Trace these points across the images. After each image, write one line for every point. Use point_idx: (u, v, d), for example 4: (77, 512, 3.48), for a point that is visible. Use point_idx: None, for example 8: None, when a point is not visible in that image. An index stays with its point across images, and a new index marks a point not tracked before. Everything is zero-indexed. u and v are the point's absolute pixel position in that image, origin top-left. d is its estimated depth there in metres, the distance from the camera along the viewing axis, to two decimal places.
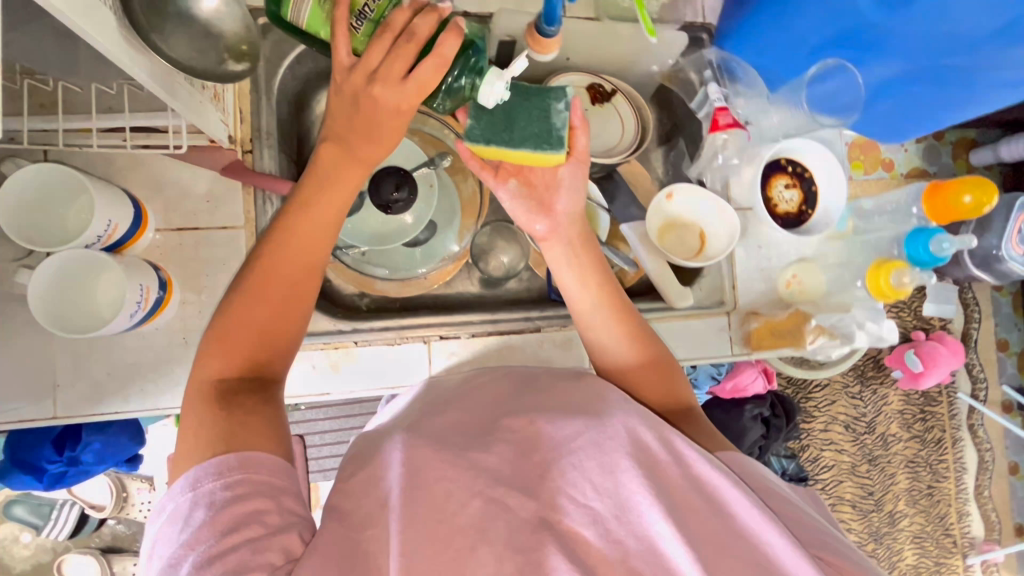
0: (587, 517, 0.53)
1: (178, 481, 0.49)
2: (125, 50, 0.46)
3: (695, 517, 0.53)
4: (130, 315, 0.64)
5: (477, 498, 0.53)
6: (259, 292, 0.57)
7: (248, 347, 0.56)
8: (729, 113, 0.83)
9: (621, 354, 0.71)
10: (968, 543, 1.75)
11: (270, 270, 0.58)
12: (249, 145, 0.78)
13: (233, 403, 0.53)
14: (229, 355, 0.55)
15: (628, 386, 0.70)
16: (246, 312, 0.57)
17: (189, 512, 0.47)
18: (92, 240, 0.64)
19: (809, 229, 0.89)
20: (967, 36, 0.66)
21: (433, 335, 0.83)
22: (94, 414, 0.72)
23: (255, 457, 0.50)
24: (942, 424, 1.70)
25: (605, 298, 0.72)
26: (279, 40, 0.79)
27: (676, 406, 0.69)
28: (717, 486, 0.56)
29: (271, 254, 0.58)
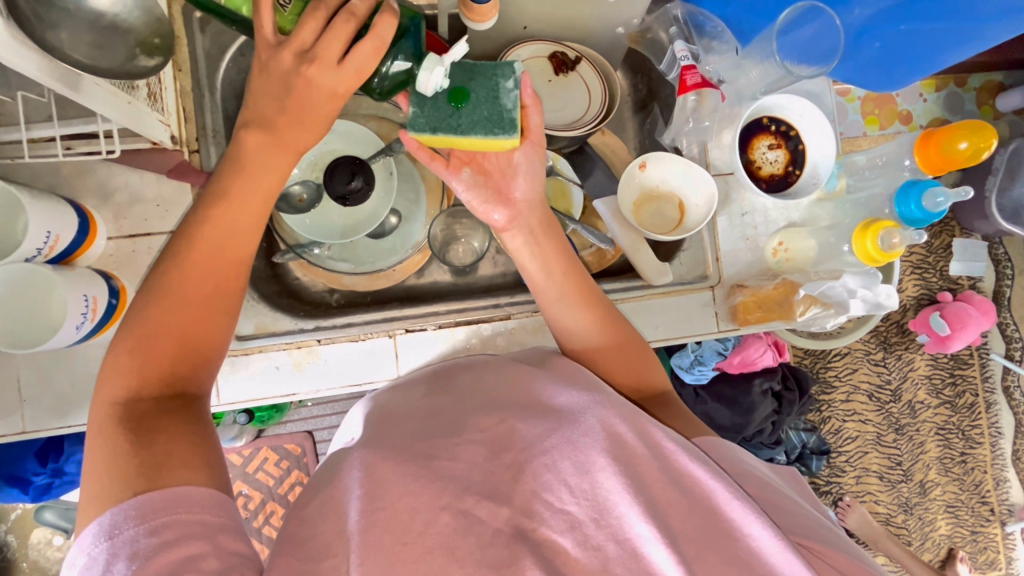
0: (565, 523, 0.48)
1: (92, 532, 0.44)
2: (11, 47, 0.43)
3: (675, 513, 0.50)
4: (76, 326, 0.63)
5: (444, 514, 0.48)
6: (177, 296, 0.54)
7: (164, 361, 0.53)
8: (697, 71, 0.77)
9: (590, 340, 0.67)
10: (1007, 511, 1.66)
11: (185, 278, 0.55)
12: (195, 145, 0.76)
13: (149, 424, 0.50)
14: (141, 370, 0.52)
15: (600, 372, 0.66)
16: (168, 319, 0.54)
17: (110, 565, 0.43)
18: (33, 253, 0.62)
19: (797, 192, 0.83)
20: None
21: (398, 329, 0.80)
22: (61, 427, 0.72)
23: (180, 495, 0.46)
24: (974, 388, 1.61)
25: (572, 286, 0.69)
26: (219, 32, 0.76)
27: (650, 391, 0.66)
28: (697, 479, 0.52)
29: (193, 261, 0.55)
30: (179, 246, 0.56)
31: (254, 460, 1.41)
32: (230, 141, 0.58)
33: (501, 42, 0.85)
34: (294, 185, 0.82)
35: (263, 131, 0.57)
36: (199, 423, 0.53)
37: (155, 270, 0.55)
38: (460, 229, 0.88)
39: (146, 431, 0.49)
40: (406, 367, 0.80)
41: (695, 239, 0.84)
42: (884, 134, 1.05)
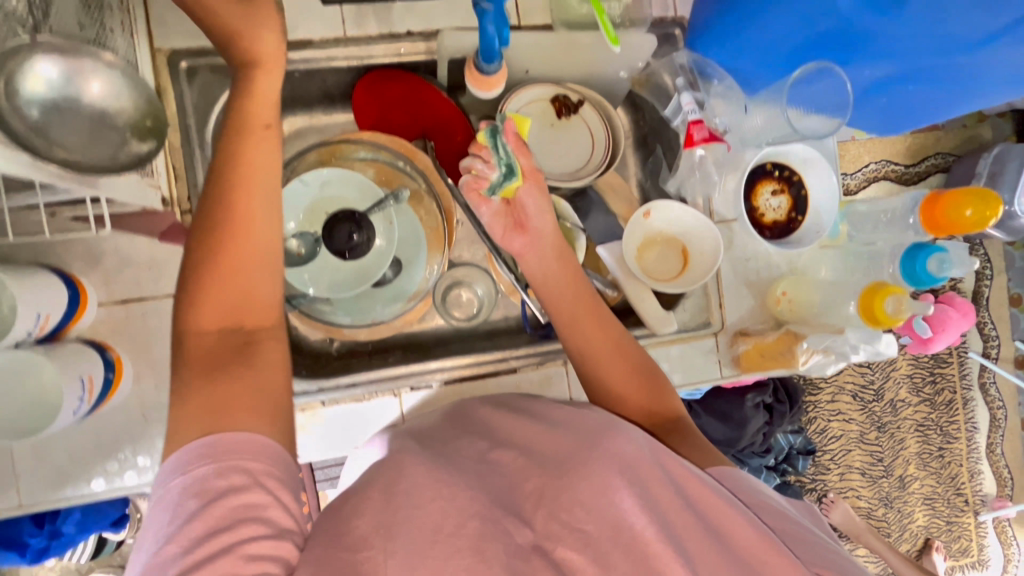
0: (580, 541, 0.46)
1: (169, 460, 0.44)
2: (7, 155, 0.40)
3: (691, 535, 0.47)
4: (74, 411, 0.61)
5: (473, 519, 0.46)
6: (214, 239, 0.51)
7: (221, 299, 0.50)
8: (704, 125, 0.74)
9: (603, 364, 0.68)
10: (980, 501, 1.73)
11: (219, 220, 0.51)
12: (188, 205, 0.73)
13: (211, 366, 0.48)
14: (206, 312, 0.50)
15: (612, 395, 0.67)
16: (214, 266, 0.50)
17: (180, 501, 0.43)
18: (25, 336, 0.59)
19: (800, 240, 0.82)
20: (967, 40, 0.59)
21: (403, 387, 0.81)
22: (60, 499, 0.70)
23: (240, 441, 0.45)
24: (952, 385, 1.65)
25: (583, 308, 0.70)
26: (207, 83, 0.72)
27: (661, 416, 0.65)
28: (710, 504, 0.50)
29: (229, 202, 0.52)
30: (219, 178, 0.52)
31: None
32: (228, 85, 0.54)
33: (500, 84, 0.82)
34: (291, 240, 0.79)
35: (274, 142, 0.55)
36: (265, 369, 0.50)
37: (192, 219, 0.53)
38: (463, 274, 0.87)
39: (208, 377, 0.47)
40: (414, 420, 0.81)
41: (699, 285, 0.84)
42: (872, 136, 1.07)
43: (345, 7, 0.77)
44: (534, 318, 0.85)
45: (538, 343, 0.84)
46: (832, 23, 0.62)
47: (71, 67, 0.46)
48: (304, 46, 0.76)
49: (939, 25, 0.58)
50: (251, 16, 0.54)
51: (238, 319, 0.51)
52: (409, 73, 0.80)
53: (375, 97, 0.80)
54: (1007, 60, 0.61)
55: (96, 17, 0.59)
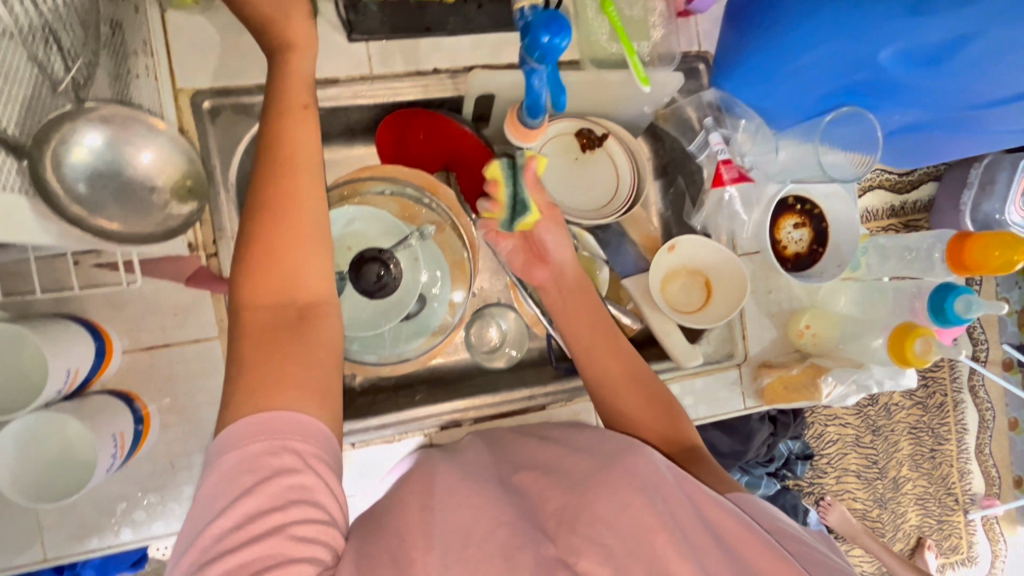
0: (600, 554, 0.48)
1: (231, 429, 0.44)
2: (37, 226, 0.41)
3: (707, 554, 0.49)
4: (108, 468, 0.60)
5: (502, 528, 0.49)
6: (259, 225, 0.50)
7: (272, 279, 0.49)
8: (734, 165, 0.75)
9: (618, 387, 0.69)
10: (970, 500, 1.77)
11: (268, 206, 0.50)
12: (213, 249, 0.71)
13: (266, 341, 0.48)
14: (257, 292, 0.49)
15: (626, 419, 0.68)
16: (262, 257, 0.49)
17: (234, 474, 0.43)
18: (54, 395, 0.58)
19: (822, 272, 0.83)
20: (993, 96, 0.62)
21: (432, 426, 0.80)
22: (85, 552, 0.69)
23: (294, 422, 0.45)
24: (942, 388, 1.68)
25: (597, 333, 0.71)
26: (231, 122, 0.71)
27: (676, 445, 0.66)
28: (726, 524, 0.51)
29: (278, 186, 0.50)
30: (268, 159, 0.51)
31: None
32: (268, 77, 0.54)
33: None
34: None
35: (314, 123, 0.54)
36: (315, 357, 0.48)
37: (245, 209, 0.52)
38: (492, 311, 0.87)
39: (266, 351, 0.47)
40: None
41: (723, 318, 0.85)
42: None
43: (371, 44, 0.76)
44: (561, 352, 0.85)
45: (565, 379, 0.84)
46: (869, 72, 0.64)
47: (116, 136, 0.46)
48: (330, 85, 0.74)
49: (975, 81, 0.60)
50: (285, 14, 0.53)
51: (294, 290, 0.50)
52: (434, 110, 0.79)
53: (400, 134, 0.79)
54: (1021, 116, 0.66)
55: (123, 66, 0.58)
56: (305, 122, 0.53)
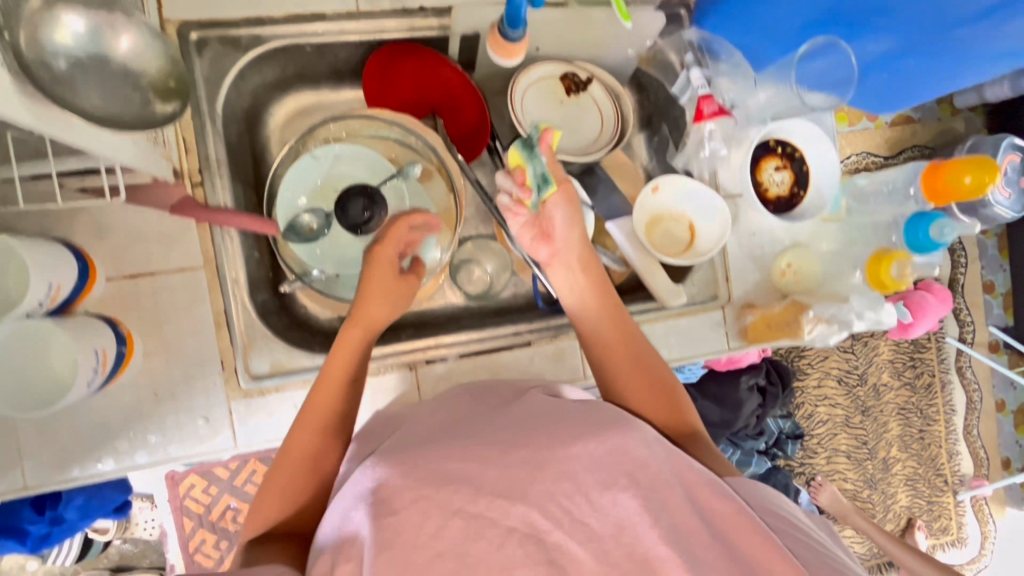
0: (585, 534, 0.45)
1: None
2: (18, 104, 0.40)
3: (698, 541, 0.46)
4: (88, 383, 0.60)
5: (455, 517, 0.45)
6: (302, 419, 0.62)
7: (298, 478, 0.60)
8: (713, 100, 0.77)
9: (623, 373, 0.68)
10: (958, 480, 1.73)
11: (295, 459, 0.61)
12: (198, 177, 0.71)
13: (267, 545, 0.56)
14: (283, 498, 0.59)
15: (630, 404, 0.67)
16: (296, 443, 0.61)
17: None
18: (35, 307, 0.57)
19: (802, 212, 0.84)
20: (968, 9, 0.63)
21: (419, 359, 0.80)
22: (67, 480, 0.68)
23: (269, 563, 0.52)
24: (931, 369, 1.64)
25: (607, 316, 0.70)
26: (218, 55, 0.71)
27: (675, 427, 0.66)
28: (720, 510, 0.49)
29: (303, 427, 0.62)
30: (291, 483, 0.60)
31: (241, 473, 1.37)
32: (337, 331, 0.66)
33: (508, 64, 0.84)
34: (303, 215, 0.79)
35: (363, 348, 0.66)
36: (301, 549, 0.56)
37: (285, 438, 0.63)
38: (479, 254, 0.88)
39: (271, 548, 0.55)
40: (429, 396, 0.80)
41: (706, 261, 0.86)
42: (853, 129, 1.12)
43: None
44: (546, 293, 0.86)
45: (549, 317, 0.84)
46: None
47: (96, 21, 0.45)
48: (316, 19, 0.74)
49: None
50: None
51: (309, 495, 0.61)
52: (420, 46, 0.80)
53: (386, 72, 0.80)
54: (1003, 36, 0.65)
55: None
56: (343, 359, 0.64)
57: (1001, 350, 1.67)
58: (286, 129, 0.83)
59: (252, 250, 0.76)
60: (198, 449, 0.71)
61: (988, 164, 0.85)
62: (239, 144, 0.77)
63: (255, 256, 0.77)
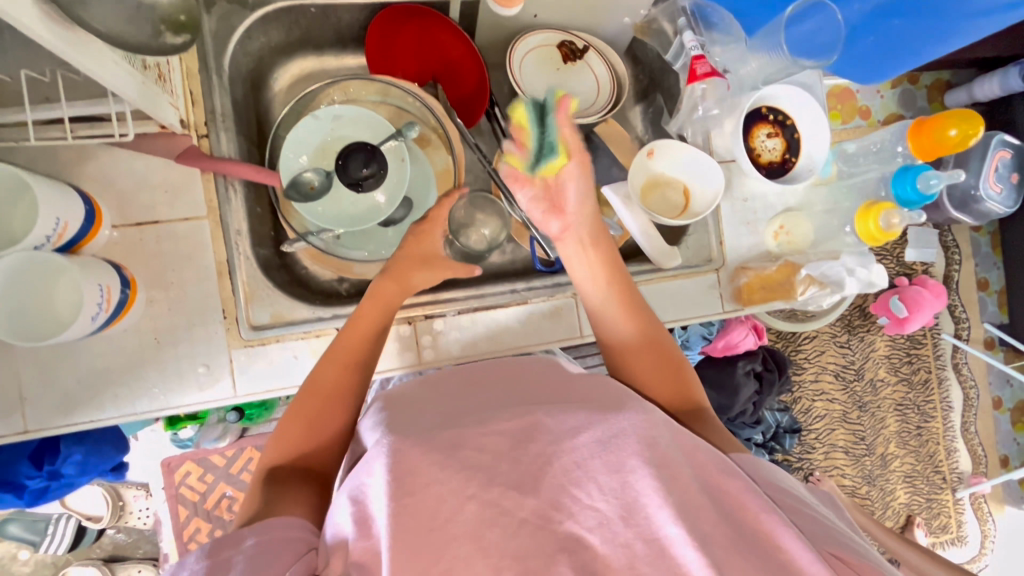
0: (594, 520, 0.44)
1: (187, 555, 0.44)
2: (32, 11, 0.42)
3: (705, 516, 0.46)
4: (91, 318, 0.61)
5: (471, 504, 0.45)
6: (331, 356, 0.65)
7: (324, 410, 0.62)
8: (706, 61, 0.79)
9: (631, 347, 0.68)
10: (957, 477, 1.66)
11: (320, 390, 0.63)
12: (205, 130, 0.73)
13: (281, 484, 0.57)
14: (309, 430, 0.61)
15: (634, 375, 0.67)
16: (323, 375, 0.64)
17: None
18: (42, 240, 0.59)
19: (794, 177, 0.86)
20: None
21: (418, 315, 0.80)
22: (66, 425, 0.69)
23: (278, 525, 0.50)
24: (927, 365, 1.61)
25: (616, 293, 0.70)
26: (226, 13, 0.74)
27: (682, 405, 0.65)
28: (729, 490, 0.50)
29: (334, 359, 0.65)
30: (316, 416, 0.62)
31: (238, 460, 1.32)
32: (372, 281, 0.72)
33: (505, 32, 0.86)
34: (305, 172, 0.80)
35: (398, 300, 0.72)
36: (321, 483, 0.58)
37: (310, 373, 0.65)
38: (477, 216, 0.88)
39: (279, 491, 0.55)
40: (427, 353, 0.81)
41: (700, 223, 0.87)
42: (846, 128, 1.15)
43: None
44: (543, 256, 0.87)
45: (548, 278, 0.86)
46: None
47: None
48: None
49: None
50: None
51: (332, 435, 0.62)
52: (426, 9, 0.81)
53: (388, 35, 0.82)
54: None
55: None
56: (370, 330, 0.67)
57: (999, 348, 1.64)
58: (290, 92, 0.85)
59: (255, 206, 0.78)
60: (197, 396, 0.72)
61: (977, 117, 0.88)
62: (244, 103, 0.79)
63: (258, 212, 0.79)
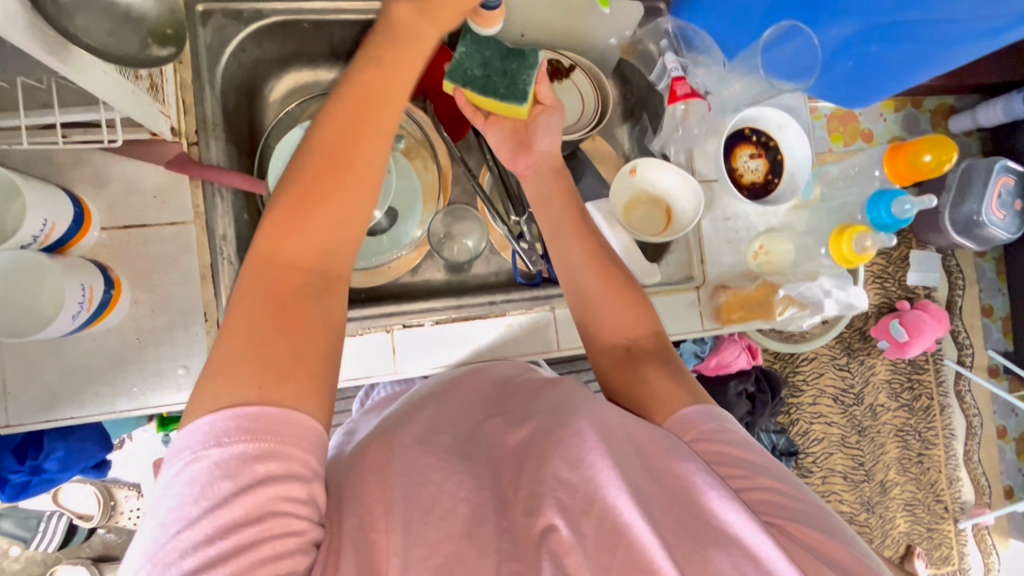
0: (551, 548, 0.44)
1: (215, 437, 0.41)
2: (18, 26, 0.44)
3: (655, 505, 0.46)
4: (72, 316, 0.63)
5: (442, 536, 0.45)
6: (347, 117, 0.51)
7: (336, 193, 0.50)
8: (686, 83, 0.81)
9: (583, 276, 0.65)
10: (959, 508, 1.62)
11: (329, 166, 0.50)
12: (195, 138, 0.75)
13: (258, 330, 0.45)
14: (315, 217, 0.49)
15: (585, 315, 0.65)
16: (338, 143, 0.51)
17: (213, 480, 0.39)
18: (28, 240, 0.62)
19: (776, 199, 0.87)
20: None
21: (397, 324, 0.82)
22: (48, 421, 0.71)
23: (279, 415, 0.42)
24: (929, 392, 1.58)
25: (584, 257, 0.66)
26: (221, 26, 0.76)
27: (640, 344, 0.62)
28: (677, 474, 0.49)
29: (345, 129, 0.51)
30: (329, 195, 0.50)
31: None
32: (385, 13, 0.56)
33: None
34: None
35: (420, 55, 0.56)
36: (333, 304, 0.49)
37: (314, 136, 0.51)
38: (457, 229, 0.89)
39: (291, 316, 0.46)
40: (403, 361, 0.83)
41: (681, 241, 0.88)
42: (847, 149, 1.20)
43: None
44: (524, 269, 0.87)
45: (527, 290, 0.86)
46: None
47: None
48: None
49: None
50: None
51: (326, 263, 0.49)
52: None
53: None
54: (955, 17, 0.70)
55: None
56: (378, 138, 0.52)
57: (1003, 376, 1.61)
58: (283, 102, 0.88)
59: (242, 214, 0.80)
60: (176, 396, 0.73)
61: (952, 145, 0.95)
62: (235, 112, 0.81)
63: (245, 218, 0.80)
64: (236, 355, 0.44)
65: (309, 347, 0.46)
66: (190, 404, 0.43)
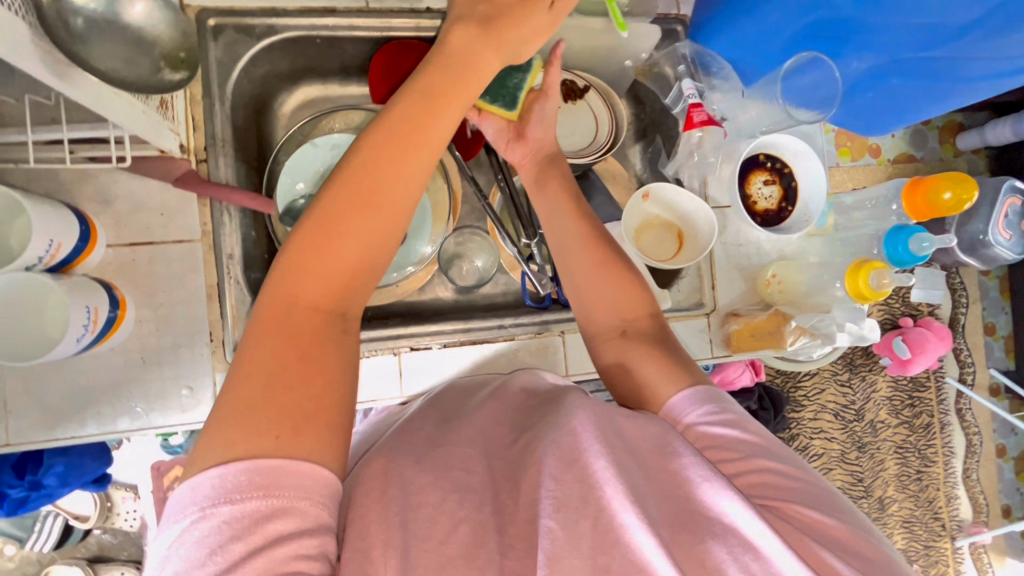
0: None
1: (221, 495, 0.39)
2: (30, 56, 0.43)
3: (651, 500, 0.47)
4: (77, 338, 0.62)
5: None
6: (376, 152, 0.50)
7: (359, 229, 0.49)
8: (704, 109, 0.80)
9: (577, 254, 0.65)
10: (956, 526, 1.61)
11: (355, 204, 0.49)
12: (204, 155, 0.75)
13: (277, 377, 0.44)
14: (337, 255, 0.48)
15: (584, 299, 0.65)
16: (366, 178, 0.49)
17: (223, 541, 0.39)
18: (34, 261, 0.60)
19: (789, 227, 0.86)
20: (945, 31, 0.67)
21: (404, 347, 0.81)
22: (49, 440, 0.70)
23: (289, 464, 0.41)
24: (930, 409, 1.57)
25: (584, 243, 0.66)
26: (232, 41, 0.75)
27: (637, 325, 0.63)
28: (673, 472, 0.50)
29: (373, 164, 0.49)
30: (352, 233, 0.48)
31: None
32: (440, 39, 0.56)
33: None
34: (299, 200, 0.79)
35: (463, 92, 0.54)
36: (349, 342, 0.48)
37: (341, 168, 0.50)
38: (468, 249, 0.89)
39: (310, 360, 0.45)
40: (410, 384, 0.82)
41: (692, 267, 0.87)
42: (853, 164, 1.16)
43: None
44: (534, 292, 0.86)
45: (536, 314, 0.85)
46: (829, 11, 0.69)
47: None
48: (327, 14, 0.78)
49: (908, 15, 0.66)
50: None
51: (345, 304, 0.49)
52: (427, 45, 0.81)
53: (388, 67, 0.80)
54: (980, 54, 0.69)
55: None
56: (409, 174, 0.51)
57: (1004, 395, 1.61)
58: (294, 117, 0.87)
59: (250, 231, 0.77)
60: (179, 417, 0.72)
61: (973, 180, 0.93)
62: (245, 127, 0.80)
63: (252, 236, 0.78)
64: (252, 401, 0.43)
65: (326, 395, 0.45)
66: (200, 449, 0.42)
